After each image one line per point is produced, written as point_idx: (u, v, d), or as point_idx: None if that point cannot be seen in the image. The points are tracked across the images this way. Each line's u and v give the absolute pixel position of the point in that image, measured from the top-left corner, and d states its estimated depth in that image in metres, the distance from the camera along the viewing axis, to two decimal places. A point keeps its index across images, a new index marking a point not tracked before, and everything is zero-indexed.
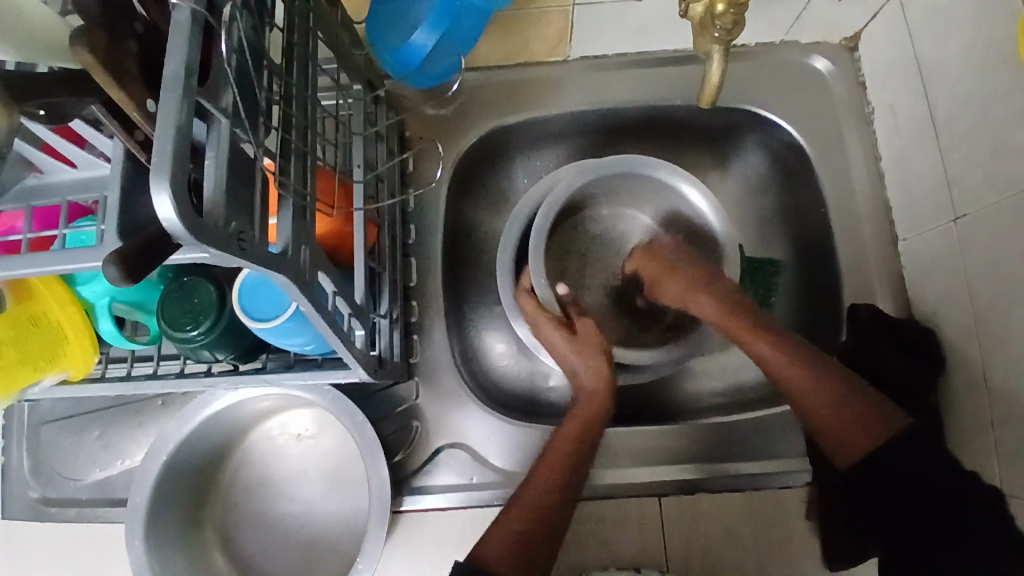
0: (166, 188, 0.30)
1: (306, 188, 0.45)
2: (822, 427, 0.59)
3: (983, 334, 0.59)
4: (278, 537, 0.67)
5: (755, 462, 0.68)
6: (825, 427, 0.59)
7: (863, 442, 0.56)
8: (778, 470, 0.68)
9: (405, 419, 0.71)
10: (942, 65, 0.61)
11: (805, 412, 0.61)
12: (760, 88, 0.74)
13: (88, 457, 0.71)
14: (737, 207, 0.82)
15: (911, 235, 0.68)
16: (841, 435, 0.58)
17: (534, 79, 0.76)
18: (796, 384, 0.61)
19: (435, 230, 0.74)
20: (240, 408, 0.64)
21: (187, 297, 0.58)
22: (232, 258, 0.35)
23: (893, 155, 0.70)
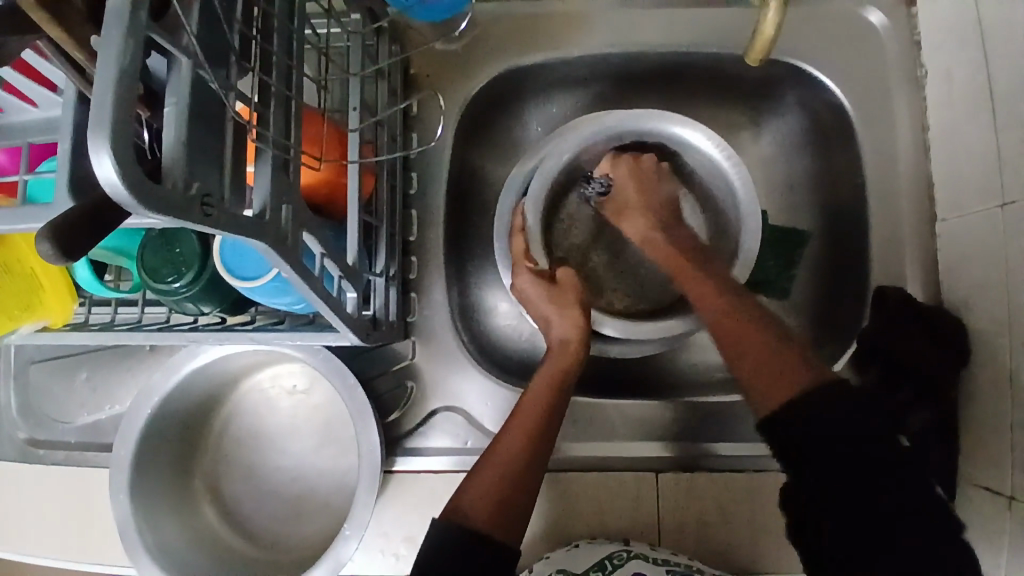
0: (106, 148, 0.26)
1: (289, 139, 0.41)
2: (740, 367, 0.54)
3: (1017, 329, 0.55)
4: (270, 490, 0.66)
5: (751, 445, 0.66)
6: (748, 370, 0.54)
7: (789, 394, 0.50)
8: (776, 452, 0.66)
9: (401, 378, 0.68)
10: (1010, 27, 0.54)
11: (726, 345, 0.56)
12: (802, 40, 0.67)
13: (77, 400, 0.69)
14: (765, 169, 0.76)
15: (950, 215, 0.63)
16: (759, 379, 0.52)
17: (554, 17, 0.69)
18: (717, 316, 0.57)
19: (438, 180, 0.69)
20: (229, 361, 0.62)
21: (168, 246, 0.54)
22: (195, 225, 0.32)
23: (942, 124, 0.64)
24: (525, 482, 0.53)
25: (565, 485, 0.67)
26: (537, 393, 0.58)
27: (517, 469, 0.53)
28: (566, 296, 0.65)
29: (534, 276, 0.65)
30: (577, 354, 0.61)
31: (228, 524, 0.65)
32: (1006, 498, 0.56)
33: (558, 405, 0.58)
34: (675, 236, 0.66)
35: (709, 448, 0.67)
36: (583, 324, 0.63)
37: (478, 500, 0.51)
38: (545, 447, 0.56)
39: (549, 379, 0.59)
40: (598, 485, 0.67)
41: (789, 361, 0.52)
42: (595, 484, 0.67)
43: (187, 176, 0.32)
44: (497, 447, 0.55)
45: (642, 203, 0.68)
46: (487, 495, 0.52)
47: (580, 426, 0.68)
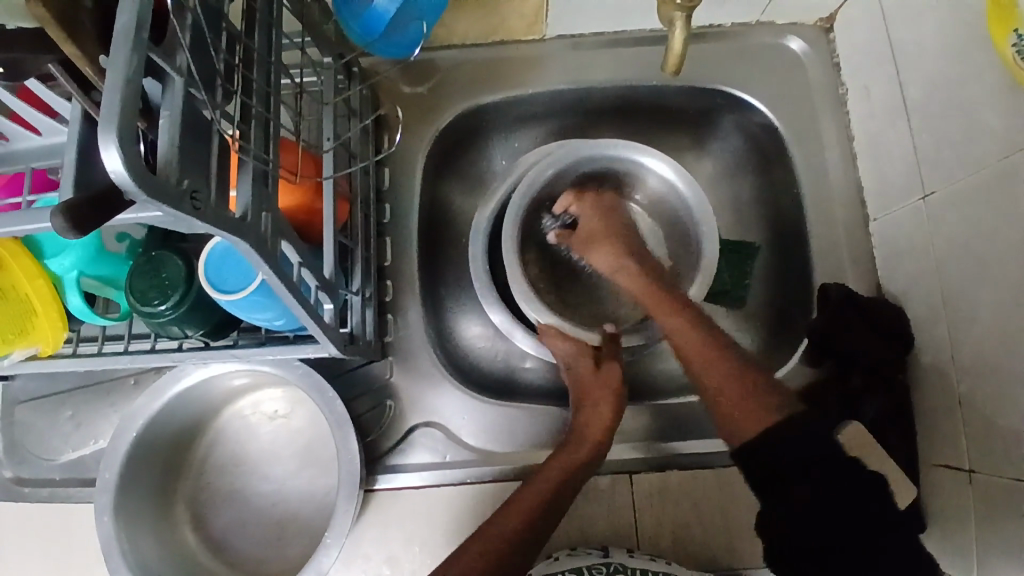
0: (114, 141, 0.30)
1: (268, 154, 0.45)
2: (707, 389, 0.61)
3: (952, 312, 0.60)
4: (250, 515, 0.67)
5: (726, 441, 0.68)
6: (717, 391, 0.60)
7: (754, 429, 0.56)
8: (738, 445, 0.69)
9: (380, 397, 0.70)
10: (917, 45, 0.61)
11: (695, 365, 0.63)
12: (735, 69, 0.75)
13: (60, 436, 0.70)
14: (714, 189, 0.83)
15: (882, 215, 0.69)
16: (718, 390, 0.60)
17: (511, 59, 0.76)
18: (692, 348, 0.63)
19: (410, 209, 0.74)
20: (211, 385, 0.64)
21: (155, 271, 0.57)
22: (186, 217, 0.36)
23: (866, 136, 0.70)
24: (513, 562, 0.55)
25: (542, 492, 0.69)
26: (549, 482, 0.60)
27: (507, 551, 0.55)
28: (603, 383, 0.66)
29: (578, 347, 0.69)
30: (598, 450, 0.63)
31: (210, 550, 0.66)
32: (968, 471, 0.59)
33: (563, 497, 0.60)
34: (643, 266, 0.71)
35: (674, 446, 0.69)
36: (615, 416, 0.65)
37: (460, 570, 0.53)
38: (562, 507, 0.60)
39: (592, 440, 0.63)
40: (575, 491, 0.69)
41: (744, 379, 0.60)
42: (572, 490, 0.69)
43: (180, 176, 0.36)
44: (490, 526, 0.57)
45: (602, 227, 0.73)
46: (470, 564, 0.54)
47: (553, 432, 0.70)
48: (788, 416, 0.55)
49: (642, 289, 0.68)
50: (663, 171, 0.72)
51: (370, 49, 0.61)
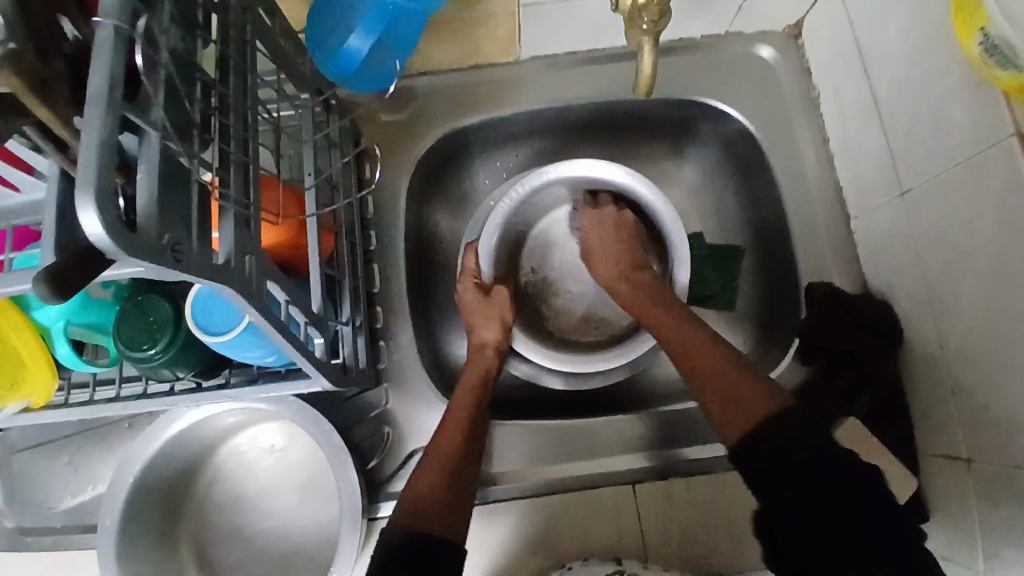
0: (92, 204, 0.31)
1: (248, 198, 0.46)
2: (705, 400, 0.59)
3: (936, 305, 0.61)
4: (255, 551, 0.67)
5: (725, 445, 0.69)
6: (711, 400, 0.58)
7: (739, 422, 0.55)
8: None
9: (377, 424, 0.71)
10: (881, 46, 0.63)
11: (692, 380, 0.61)
12: (707, 78, 0.76)
13: (60, 484, 0.70)
14: (695, 196, 0.84)
15: (861, 214, 0.70)
16: (716, 400, 0.58)
17: (486, 82, 0.77)
18: (676, 343, 0.65)
19: (396, 235, 0.75)
20: (207, 425, 0.64)
21: (144, 316, 0.58)
22: (169, 270, 0.36)
23: (840, 136, 0.71)
24: (463, 466, 0.58)
25: (544, 509, 0.69)
26: (466, 390, 0.65)
27: (453, 461, 0.58)
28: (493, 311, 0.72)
29: (473, 285, 0.74)
30: (492, 357, 0.70)
31: None
32: (966, 460, 0.59)
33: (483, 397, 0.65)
34: (636, 282, 0.72)
35: (669, 455, 0.70)
36: (498, 335, 0.71)
37: (424, 490, 0.55)
38: (477, 440, 0.61)
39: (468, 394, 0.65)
40: (579, 506, 0.69)
41: (739, 381, 0.58)
42: (574, 504, 0.69)
43: (160, 229, 0.36)
44: (433, 445, 0.60)
45: (609, 254, 0.74)
46: (432, 487, 0.56)
47: (550, 446, 0.71)
48: (771, 410, 0.54)
49: (628, 298, 0.71)
50: (641, 192, 0.74)
51: (346, 85, 0.64)
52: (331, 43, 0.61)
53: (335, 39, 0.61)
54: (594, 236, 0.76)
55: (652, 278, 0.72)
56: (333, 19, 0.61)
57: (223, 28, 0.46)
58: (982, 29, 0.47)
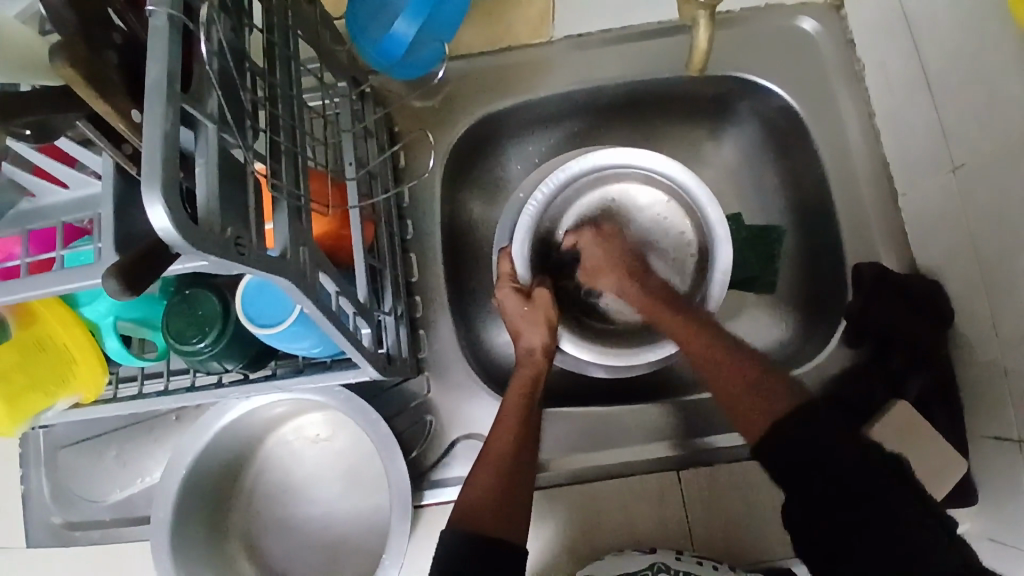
0: (159, 198, 0.30)
1: (299, 189, 0.45)
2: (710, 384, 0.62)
3: (990, 282, 0.59)
4: (303, 540, 0.67)
5: None
6: (724, 395, 0.60)
7: (761, 424, 0.56)
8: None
9: (419, 413, 0.70)
10: (932, 16, 0.60)
11: (698, 363, 0.63)
12: (746, 54, 0.74)
13: (108, 477, 0.71)
14: (734, 175, 0.82)
15: (910, 190, 0.68)
16: (731, 403, 0.59)
17: (518, 64, 0.75)
18: (699, 354, 0.63)
19: (433, 222, 0.74)
20: (254, 416, 0.65)
21: (191, 309, 0.58)
22: (232, 263, 0.35)
23: (886, 110, 0.69)
24: (517, 470, 0.58)
25: (587, 495, 0.68)
26: (514, 398, 0.63)
27: (506, 466, 0.58)
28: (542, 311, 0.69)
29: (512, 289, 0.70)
30: (542, 363, 0.67)
31: None
32: (1017, 441, 0.58)
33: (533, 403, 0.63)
34: (648, 287, 0.70)
35: (712, 440, 0.69)
36: (546, 337, 0.69)
37: (480, 502, 0.55)
38: (530, 445, 0.60)
39: (520, 394, 0.63)
40: (624, 492, 0.69)
41: (756, 377, 0.60)
42: (617, 490, 0.68)
43: (221, 223, 0.35)
44: (485, 451, 0.60)
45: (610, 260, 0.72)
46: (488, 495, 0.56)
47: (586, 435, 0.70)
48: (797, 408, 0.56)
49: (643, 301, 0.69)
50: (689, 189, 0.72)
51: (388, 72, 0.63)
52: (373, 32, 0.60)
53: (378, 26, 0.60)
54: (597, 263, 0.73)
55: (665, 284, 0.70)
56: (376, 6, 0.60)
57: (268, 16, 0.45)
58: None
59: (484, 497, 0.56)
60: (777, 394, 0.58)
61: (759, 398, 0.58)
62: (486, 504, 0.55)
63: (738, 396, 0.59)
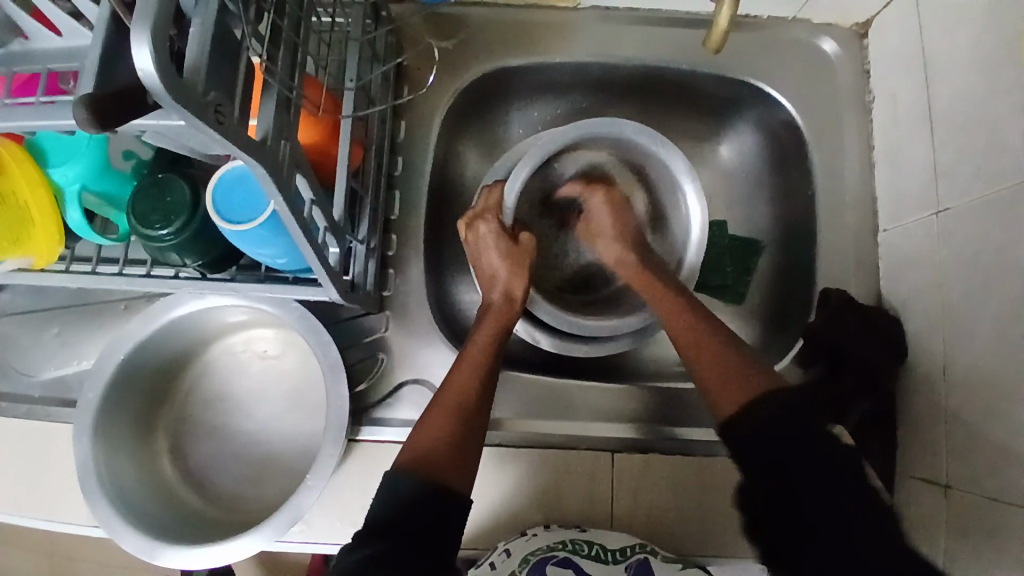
0: (147, 39, 0.30)
1: (292, 83, 0.44)
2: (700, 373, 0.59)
3: (949, 327, 0.61)
4: (233, 452, 0.66)
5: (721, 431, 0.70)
6: (706, 375, 0.58)
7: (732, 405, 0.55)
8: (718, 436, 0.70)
9: (374, 349, 0.70)
10: (948, 59, 0.61)
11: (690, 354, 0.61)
12: (764, 62, 0.74)
13: (44, 352, 0.69)
14: (728, 181, 0.82)
15: (892, 226, 0.69)
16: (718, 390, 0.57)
17: (542, 24, 0.75)
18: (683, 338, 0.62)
19: (424, 163, 0.73)
20: (204, 318, 0.63)
21: (159, 194, 0.56)
22: (209, 131, 0.35)
23: (886, 144, 0.70)
24: (478, 410, 0.59)
25: (521, 462, 0.69)
26: (481, 342, 0.64)
27: (466, 409, 0.59)
28: (520, 259, 0.70)
29: (498, 228, 0.70)
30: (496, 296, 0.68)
31: (188, 483, 0.65)
32: (944, 485, 0.60)
33: (500, 346, 0.64)
34: (645, 258, 0.70)
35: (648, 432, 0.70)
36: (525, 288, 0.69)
37: (438, 441, 0.56)
38: (487, 397, 0.61)
39: (487, 339, 0.64)
40: (557, 464, 0.69)
41: (743, 373, 0.57)
42: (550, 463, 0.69)
43: (206, 86, 0.35)
44: (445, 391, 0.60)
45: (617, 231, 0.72)
46: (446, 436, 0.57)
47: (535, 402, 0.71)
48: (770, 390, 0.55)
49: (634, 272, 0.68)
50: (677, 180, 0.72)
51: None
52: None
53: None
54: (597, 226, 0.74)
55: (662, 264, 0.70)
56: None
57: None
58: None
59: (438, 438, 0.56)
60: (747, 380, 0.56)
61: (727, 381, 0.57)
62: (440, 445, 0.56)
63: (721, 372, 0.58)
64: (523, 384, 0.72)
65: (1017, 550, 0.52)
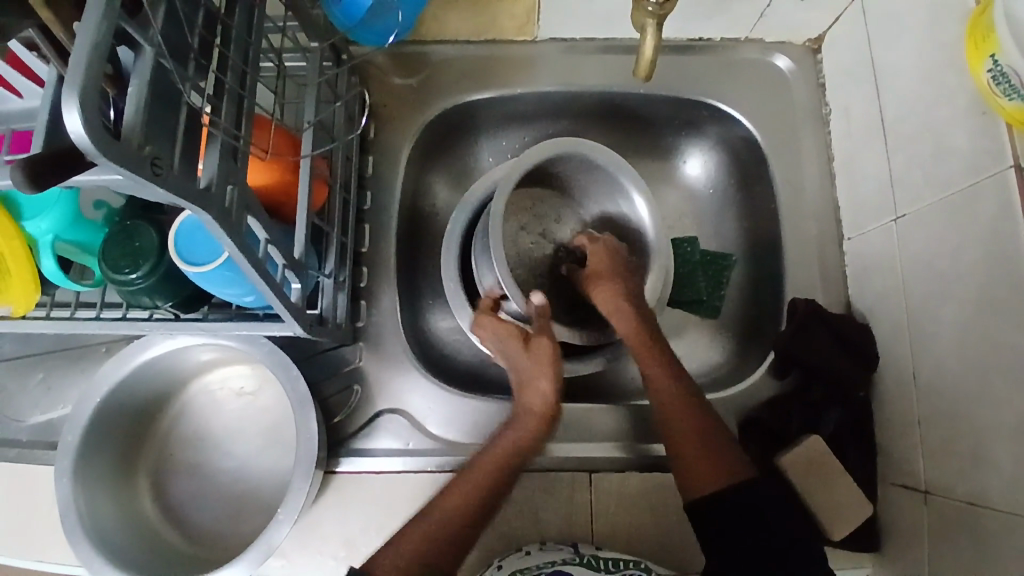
0: (75, 103, 0.32)
1: (239, 129, 0.46)
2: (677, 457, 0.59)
3: (914, 332, 0.61)
4: (212, 489, 0.68)
5: None
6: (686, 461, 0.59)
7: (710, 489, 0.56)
8: None
9: (348, 380, 0.71)
10: (893, 70, 0.63)
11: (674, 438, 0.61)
12: (719, 82, 0.76)
13: (31, 398, 0.71)
14: (696, 199, 0.83)
15: (855, 235, 0.70)
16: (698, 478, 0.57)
17: (501, 57, 0.77)
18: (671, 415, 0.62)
19: (392, 197, 0.75)
20: (178, 358, 0.65)
21: (129, 240, 0.58)
22: (146, 183, 0.36)
23: (843, 155, 0.71)
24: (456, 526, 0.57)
25: None
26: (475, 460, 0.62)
27: (445, 541, 0.56)
28: (544, 357, 0.65)
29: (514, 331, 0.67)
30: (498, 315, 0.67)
31: (170, 522, 0.66)
32: (923, 491, 0.60)
33: (515, 465, 0.61)
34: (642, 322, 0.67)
35: (625, 449, 0.70)
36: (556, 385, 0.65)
37: (397, 564, 0.53)
38: (479, 522, 0.59)
39: (501, 456, 0.61)
40: (534, 488, 0.69)
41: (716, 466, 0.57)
42: (528, 485, 0.69)
43: (142, 141, 0.37)
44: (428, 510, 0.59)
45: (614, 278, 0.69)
46: (406, 565, 0.53)
47: None
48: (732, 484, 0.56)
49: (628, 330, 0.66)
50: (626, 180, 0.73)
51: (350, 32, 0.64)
52: None
53: None
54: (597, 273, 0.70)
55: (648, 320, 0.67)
56: None
57: None
58: (995, 56, 0.49)
59: (399, 567, 0.53)
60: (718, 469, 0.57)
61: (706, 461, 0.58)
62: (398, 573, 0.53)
63: (694, 456, 0.58)
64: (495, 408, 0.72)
65: (990, 555, 0.52)
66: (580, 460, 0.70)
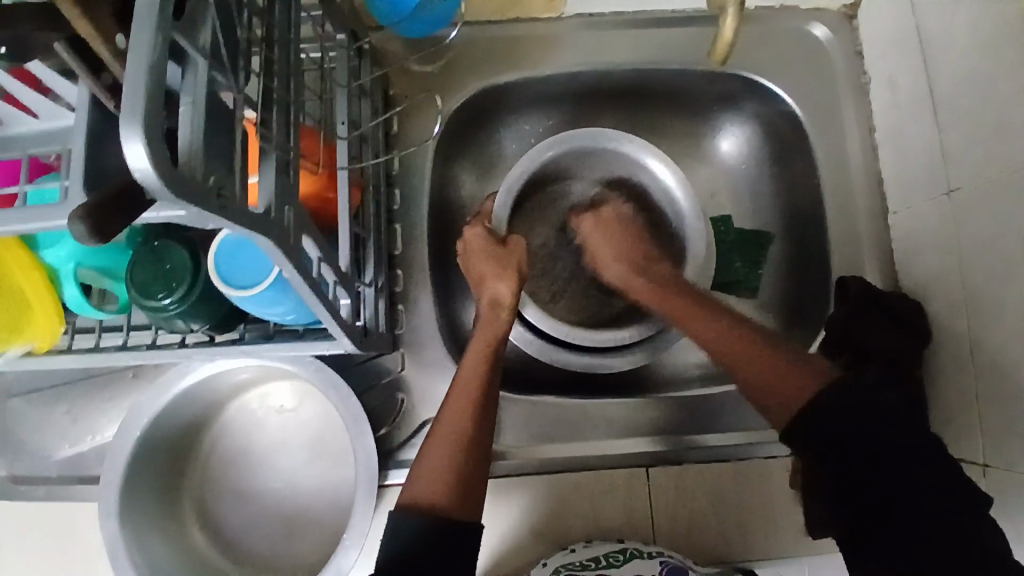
0: (138, 134, 0.28)
1: (289, 142, 0.42)
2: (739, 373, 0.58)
3: (972, 306, 0.60)
4: (260, 511, 0.65)
5: (765, 431, 0.69)
6: (759, 381, 0.56)
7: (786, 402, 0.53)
8: (750, 438, 0.69)
9: (392, 389, 0.68)
10: (945, 35, 0.60)
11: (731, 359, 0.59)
12: (755, 54, 0.73)
13: (58, 431, 0.67)
14: (729, 176, 0.81)
15: (902, 208, 0.68)
16: (754, 370, 0.57)
17: (525, 38, 0.73)
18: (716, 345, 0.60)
19: (421, 193, 0.71)
20: (217, 380, 0.62)
21: (158, 263, 0.54)
22: (211, 216, 0.33)
23: (888, 125, 0.69)
24: (475, 458, 0.56)
25: (556, 486, 0.68)
26: (472, 363, 0.61)
27: (462, 436, 0.56)
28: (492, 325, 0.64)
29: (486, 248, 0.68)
30: (506, 319, 0.65)
31: (219, 549, 0.64)
32: (982, 467, 0.59)
33: (491, 362, 0.61)
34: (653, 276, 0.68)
35: (680, 441, 0.69)
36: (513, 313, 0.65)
37: (434, 492, 0.53)
38: (488, 412, 0.59)
39: (480, 355, 0.62)
40: (590, 485, 0.68)
41: (781, 362, 0.56)
42: (584, 483, 0.68)
43: (204, 169, 0.33)
44: (442, 420, 0.58)
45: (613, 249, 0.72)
46: (441, 487, 0.54)
47: (555, 426, 0.69)
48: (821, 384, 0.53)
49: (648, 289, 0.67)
50: (650, 166, 0.72)
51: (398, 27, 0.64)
52: None
53: None
54: (600, 252, 0.74)
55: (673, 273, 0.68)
56: None
57: None
58: None
59: (433, 487, 0.54)
60: (795, 373, 0.55)
61: (789, 375, 0.55)
62: (435, 495, 0.53)
63: (765, 367, 0.56)
64: (543, 408, 0.70)
65: None
66: (636, 453, 0.69)
